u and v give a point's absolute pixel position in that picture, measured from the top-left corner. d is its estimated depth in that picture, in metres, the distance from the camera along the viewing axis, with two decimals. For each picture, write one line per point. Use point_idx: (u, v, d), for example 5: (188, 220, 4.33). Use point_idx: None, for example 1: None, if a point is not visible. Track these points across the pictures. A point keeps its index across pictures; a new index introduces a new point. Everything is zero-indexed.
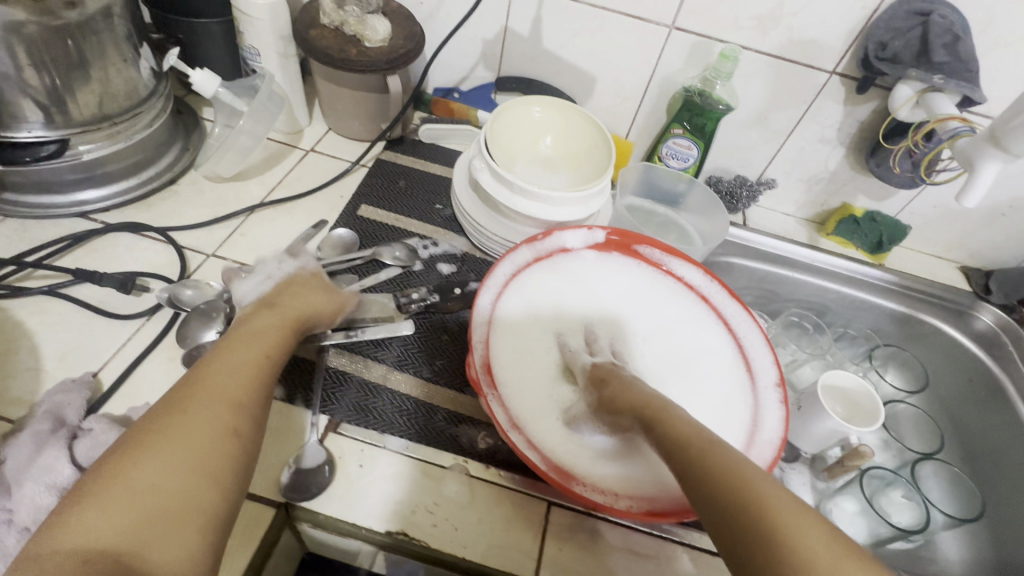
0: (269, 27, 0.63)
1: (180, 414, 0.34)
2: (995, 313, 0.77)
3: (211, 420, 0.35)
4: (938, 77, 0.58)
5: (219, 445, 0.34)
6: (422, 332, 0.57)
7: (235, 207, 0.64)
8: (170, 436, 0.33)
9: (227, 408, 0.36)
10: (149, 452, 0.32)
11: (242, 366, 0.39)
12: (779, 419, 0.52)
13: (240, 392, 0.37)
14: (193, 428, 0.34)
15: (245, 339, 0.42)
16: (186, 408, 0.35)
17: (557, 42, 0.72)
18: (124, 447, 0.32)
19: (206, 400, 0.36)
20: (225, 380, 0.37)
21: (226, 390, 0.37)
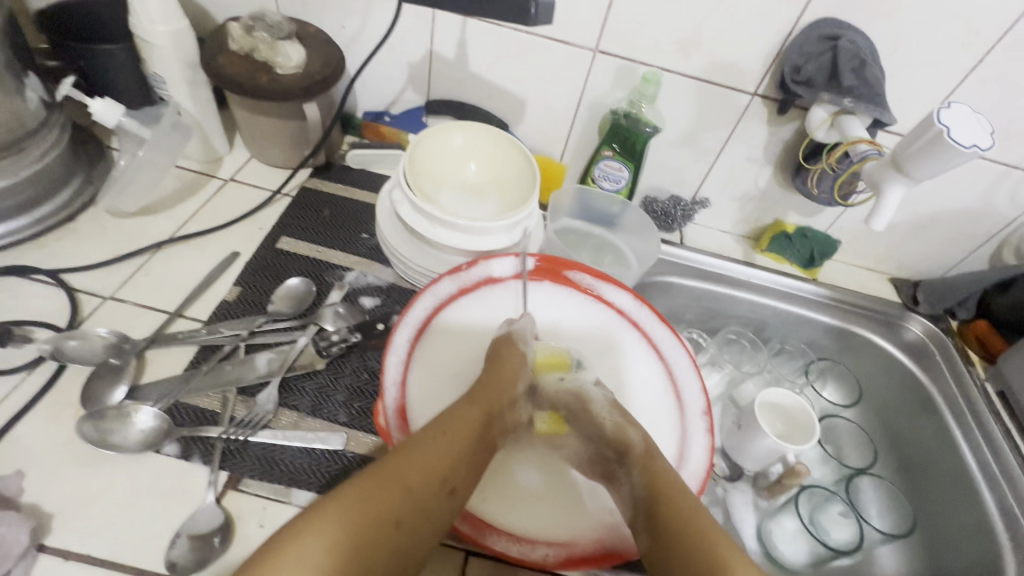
0: (173, 55, 0.59)
1: (356, 493, 0.37)
2: (923, 324, 0.78)
3: (366, 519, 0.36)
4: (848, 100, 0.59)
5: (374, 532, 0.36)
6: (343, 375, 0.53)
7: (141, 243, 0.60)
8: (336, 525, 0.35)
9: (399, 493, 0.38)
10: (331, 527, 0.35)
11: (432, 453, 0.41)
12: (704, 448, 0.52)
13: (407, 491, 0.38)
14: (351, 518, 0.36)
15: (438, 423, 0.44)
16: (356, 495, 0.37)
17: (484, 65, 0.71)
18: (304, 520, 0.35)
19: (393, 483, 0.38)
20: (400, 477, 0.39)
21: (390, 478, 0.38)
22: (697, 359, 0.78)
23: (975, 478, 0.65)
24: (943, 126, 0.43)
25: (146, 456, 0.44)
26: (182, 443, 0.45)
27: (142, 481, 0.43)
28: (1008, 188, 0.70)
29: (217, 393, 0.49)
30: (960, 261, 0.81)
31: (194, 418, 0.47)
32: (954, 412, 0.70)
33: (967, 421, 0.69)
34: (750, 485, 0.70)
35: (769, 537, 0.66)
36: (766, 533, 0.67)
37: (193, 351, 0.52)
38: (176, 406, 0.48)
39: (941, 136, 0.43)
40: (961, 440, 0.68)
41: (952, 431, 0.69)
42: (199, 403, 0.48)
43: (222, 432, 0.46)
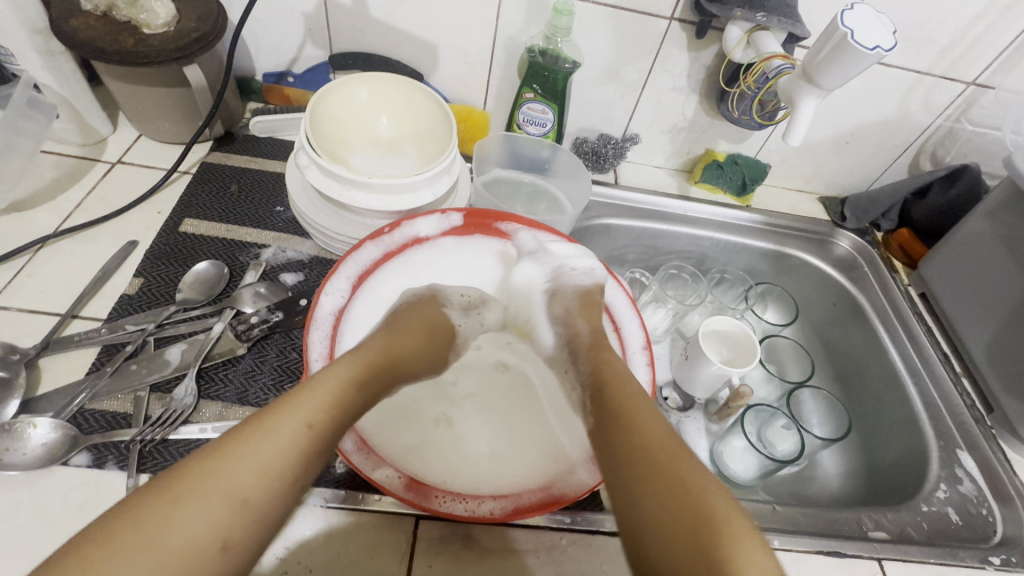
0: (15, 21, 0.51)
1: (156, 523, 0.27)
2: (851, 238, 0.81)
3: (198, 529, 0.28)
4: (761, 15, 0.56)
5: (183, 572, 0.27)
6: (271, 357, 0.50)
7: (19, 243, 0.54)
8: (127, 558, 0.26)
9: (217, 508, 0.28)
10: (127, 562, 0.26)
11: (268, 461, 0.31)
12: (646, 382, 0.52)
13: (252, 486, 0.30)
14: (168, 551, 0.27)
15: (270, 433, 0.32)
16: (184, 499, 0.28)
17: (386, 10, 0.65)
18: (104, 542, 0.27)
19: (197, 508, 0.28)
20: (232, 483, 0.29)
21: (190, 525, 0.28)
22: (642, 298, 0.78)
23: (904, 378, 0.69)
24: (846, 29, 0.41)
25: (54, 469, 0.41)
26: (94, 450, 0.42)
27: (51, 497, 0.40)
28: (921, 95, 0.71)
29: (128, 393, 0.45)
30: (881, 174, 0.83)
31: (105, 424, 0.44)
32: (882, 318, 0.74)
33: (893, 324, 0.73)
34: (701, 411, 0.74)
35: (721, 458, 0.69)
36: (718, 454, 0.69)
37: (96, 352, 0.48)
38: (82, 414, 0.44)
39: (845, 40, 0.42)
40: (888, 343, 0.72)
41: (881, 336, 0.73)
42: (108, 407, 0.44)
43: (137, 434, 0.43)
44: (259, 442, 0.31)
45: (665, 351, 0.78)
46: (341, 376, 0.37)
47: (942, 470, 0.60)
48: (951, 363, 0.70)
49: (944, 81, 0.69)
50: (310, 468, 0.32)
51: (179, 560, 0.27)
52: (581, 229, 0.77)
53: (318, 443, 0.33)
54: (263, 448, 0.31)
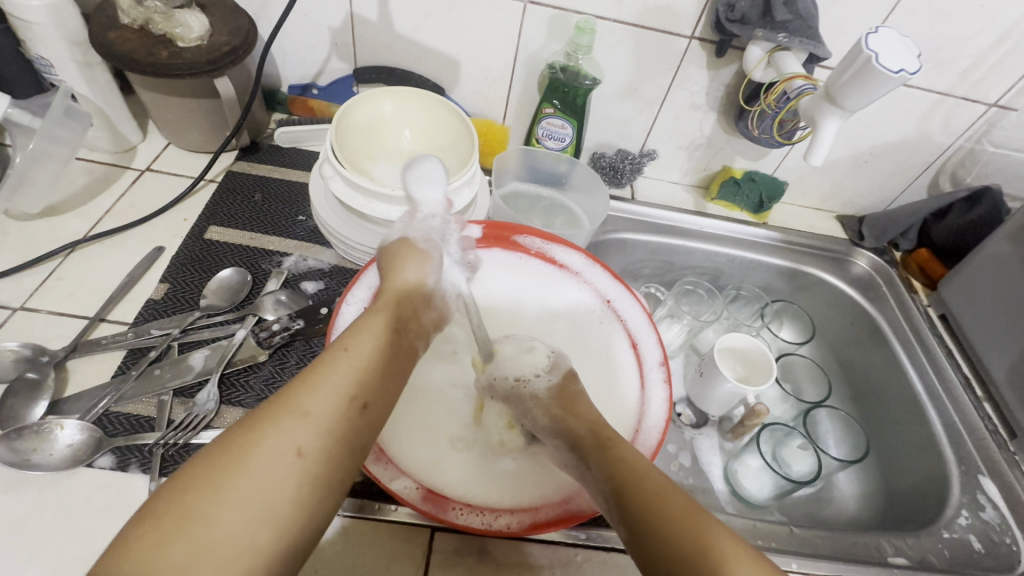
0: (56, 33, 0.53)
1: (243, 449, 0.28)
2: (870, 257, 0.80)
3: (284, 445, 0.29)
4: (782, 36, 0.57)
5: (278, 484, 0.28)
6: (290, 365, 0.51)
7: (51, 247, 0.55)
8: (224, 482, 0.27)
9: (296, 425, 0.29)
10: (225, 487, 0.27)
11: (333, 384, 0.32)
12: (663, 399, 0.52)
13: (321, 406, 0.31)
14: (260, 471, 0.28)
15: (329, 362, 0.33)
16: (263, 425, 0.29)
17: (411, 26, 0.67)
18: (201, 469, 0.28)
19: (279, 430, 0.29)
20: (304, 405, 0.30)
21: (277, 445, 0.29)
22: (657, 313, 0.78)
23: (924, 400, 0.68)
24: (870, 51, 0.42)
25: (78, 471, 0.42)
26: (117, 452, 0.43)
27: (75, 498, 0.41)
28: (942, 115, 0.71)
29: (151, 397, 0.46)
30: (900, 193, 0.82)
31: (128, 427, 0.44)
32: (900, 337, 0.73)
33: (912, 344, 0.72)
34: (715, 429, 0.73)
35: (736, 477, 0.68)
36: (733, 472, 0.69)
37: (121, 355, 0.49)
38: (107, 417, 0.44)
39: (869, 63, 0.42)
40: (908, 364, 0.71)
41: (900, 357, 0.72)
42: (132, 410, 0.45)
43: (160, 438, 0.43)
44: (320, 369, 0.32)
45: (679, 367, 0.77)
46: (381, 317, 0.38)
47: (963, 497, 0.59)
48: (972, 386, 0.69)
49: (966, 102, 0.69)
50: (367, 390, 0.33)
51: (268, 486, 0.28)
52: (598, 243, 0.77)
53: (370, 368, 0.34)
54: (321, 376, 0.32)
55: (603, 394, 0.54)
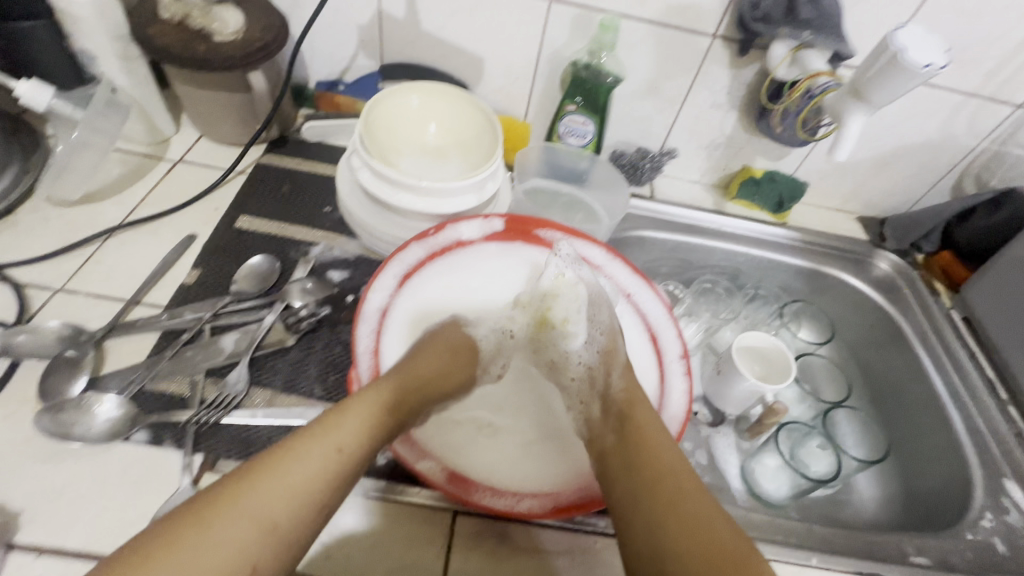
0: (99, 27, 0.55)
1: (194, 540, 0.30)
2: (891, 259, 0.80)
3: (233, 547, 0.30)
4: (807, 34, 0.57)
5: None
6: (316, 350, 0.52)
7: (89, 232, 0.57)
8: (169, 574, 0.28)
9: (249, 529, 0.31)
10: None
11: (299, 486, 0.33)
12: (683, 392, 0.52)
13: (280, 511, 0.32)
14: (200, 573, 0.29)
15: (300, 457, 0.34)
16: (219, 519, 0.30)
17: (437, 23, 0.68)
18: (152, 550, 0.29)
19: (231, 529, 0.30)
20: (264, 508, 0.32)
21: (228, 543, 0.30)
22: (674, 311, 0.78)
23: (945, 401, 0.67)
24: (898, 47, 0.42)
25: (116, 445, 0.43)
26: (152, 428, 0.44)
27: (111, 470, 0.42)
28: (967, 116, 0.71)
29: (184, 377, 0.47)
30: (923, 195, 0.82)
31: (163, 405, 0.46)
32: (922, 340, 0.72)
33: (935, 347, 0.71)
34: (732, 428, 0.73)
35: (754, 477, 0.68)
36: (750, 471, 0.69)
37: (155, 336, 0.50)
38: (143, 394, 0.46)
39: (897, 58, 0.42)
40: (929, 366, 0.70)
41: (921, 359, 0.71)
42: (166, 389, 0.47)
43: (193, 416, 0.45)
44: (291, 465, 0.33)
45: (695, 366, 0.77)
46: (367, 400, 0.39)
47: (987, 499, 0.58)
48: (995, 389, 0.68)
49: (991, 103, 0.69)
50: (329, 494, 0.34)
51: None
52: (616, 240, 0.77)
53: (339, 470, 0.35)
54: (285, 474, 0.33)
55: None
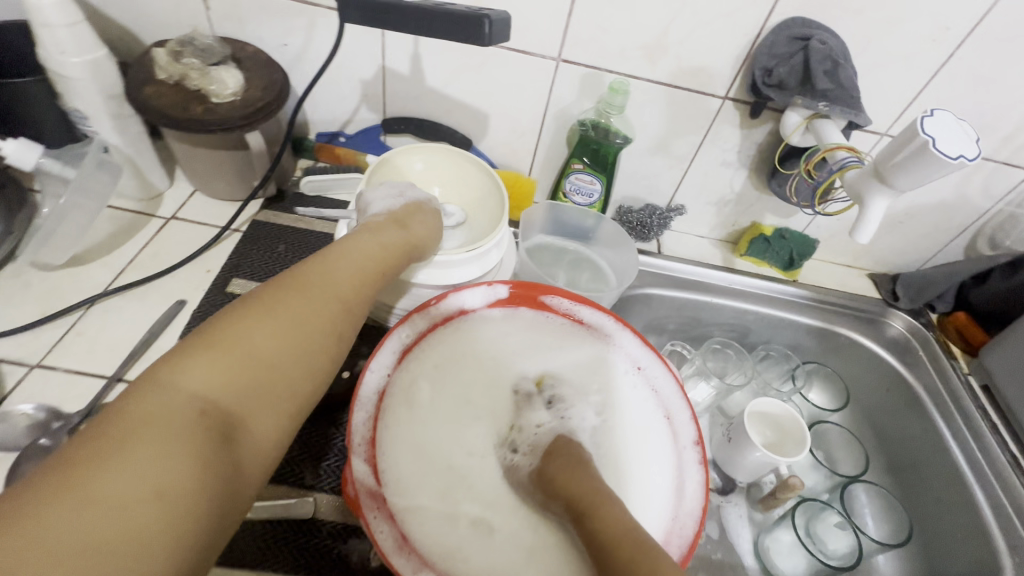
0: (92, 87, 0.54)
1: (231, 334, 0.33)
2: (905, 319, 0.78)
3: (267, 348, 0.34)
4: (823, 104, 0.56)
5: (265, 387, 0.33)
6: (309, 431, 0.50)
7: (73, 299, 0.54)
8: (218, 353, 0.32)
9: (283, 335, 0.35)
10: (213, 361, 0.32)
11: (321, 306, 0.38)
12: (699, 483, 0.48)
13: (306, 320, 0.37)
14: (242, 359, 0.33)
15: (310, 290, 0.38)
16: (249, 320, 0.34)
17: (441, 79, 0.66)
18: (191, 346, 0.32)
19: (266, 328, 0.35)
20: (280, 323, 0.35)
21: (265, 338, 0.34)
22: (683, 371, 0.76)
23: (969, 479, 0.64)
24: (927, 136, 0.40)
25: None
26: None
27: None
28: (981, 180, 0.69)
29: None
30: (935, 254, 0.80)
31: None
32: (941, 407, 0.70)
33: (950, 411, 0.69)
34: (743, 496, 0.70)
35: (767, 554, 0.65)
36: (764, 549, 0.65)
37: None
38: None
39: (925, 147, 0.40)
40: (950, 438, 0.67)
41: (940, 429, 0.68)
42: None
43: None
44: (305, 290, 0.38)
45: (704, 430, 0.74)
46: (360, 249, 0.44)
47: None
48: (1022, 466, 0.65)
49: (1007, 167, 0.67)
50: (345, 327, 0.40)
51: (243, 366, 0.33)
52: (623, 298, 0.75)
53: (350, 303, 0.40)
54: (302, 300, 0.37)
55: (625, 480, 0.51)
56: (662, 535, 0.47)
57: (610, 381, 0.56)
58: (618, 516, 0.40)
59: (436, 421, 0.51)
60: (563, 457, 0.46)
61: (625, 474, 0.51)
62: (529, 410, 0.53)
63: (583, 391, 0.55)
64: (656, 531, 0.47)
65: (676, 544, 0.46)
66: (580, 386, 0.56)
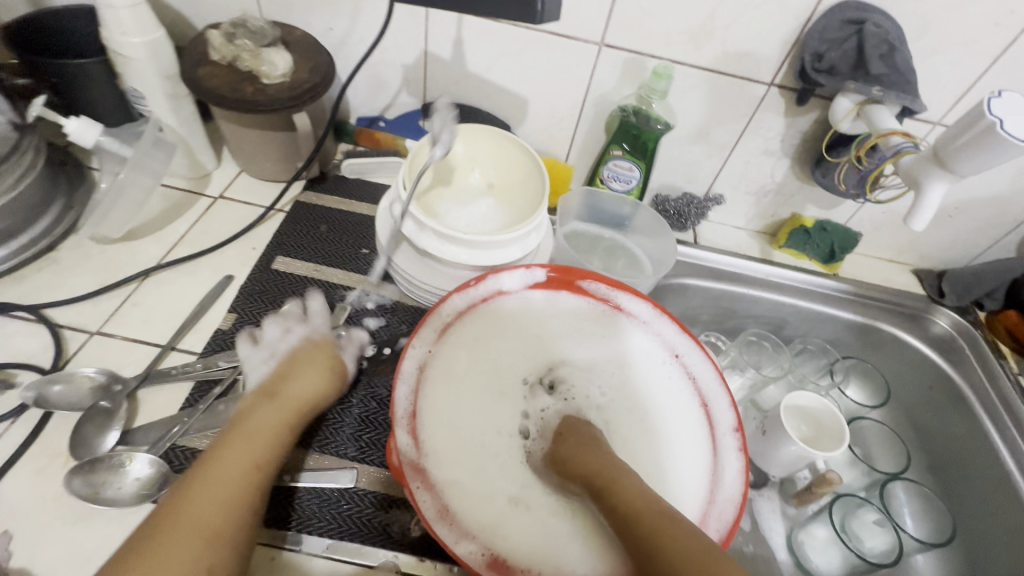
0: (150, 67, 0.55)
1: (181, 514, 0.35)
2: (951, 316, 0.75)
3: (218, 484, 0.37)
4: (877, 89, 0.54)
5: (227, 522, 0.36)
6: (352, 403, 0.51)
7: (128, 271, 0.57)
8: (160, 540, 0.34)
9: (231, 500, 0.37)
10: (154, 555, 0.33)
11: (255, 446, 0.40)
12: (738, 469, 0.48)
13: (260, 461, 0.40)
14: (203, 518, 0.36)
15: (259, 414, 0.42)
16: (190, 496, 0.36)
17: (482, 64, 0.67)
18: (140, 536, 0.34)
19: (205, 498, 0.36)
20: (227, 462, 0.38)
21: (208, 501, 0.36)
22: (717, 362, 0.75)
23: (1016, 480, 0.62)
24: (993, 117, 0.39)
25: (143, 507, 0.41)
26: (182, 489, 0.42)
27: None
28: None
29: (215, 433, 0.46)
30: (985, 250, 0.77)
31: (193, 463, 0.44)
32: (987, 407, 0.68)
33: (999, 412, 0.66)
34: (777, 491, 0.69)
35: (801, 548, 0.64)
36: (798, 542, 0.64)
37: (189, 387, 0.49)
38: (173, 450, 0.44)
39: (991, 129, 0.39)
40: (997, 438, 0.65)
41: (986, 429, 0.66)
42: (197, 445, 0.45)
43: None
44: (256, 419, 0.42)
45: None
46: (307, 373, 0.47)
47: None
48: None
49: None
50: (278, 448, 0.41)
51: (200, 533, 0.35)
52: (658, 287, 0.75)
53: (280, 428, 0.42)
54: (240, 439, 0.40)
55: (659, 469, 0.50)
56: (698, 517, 0.47)
57: (627, 371, 0.56)
58: (637, 488, 0.41)
59: (463, 397, 0.50)
60: (574, 438, 0.48)
61: (653, 461, 0.51)
62: (536, 396, 0.54)
63: (591, 375, 0.56)
64: (693, 514, 0.47)
65: (713, 528, 0.46)
66: (591, 370, 0.56)
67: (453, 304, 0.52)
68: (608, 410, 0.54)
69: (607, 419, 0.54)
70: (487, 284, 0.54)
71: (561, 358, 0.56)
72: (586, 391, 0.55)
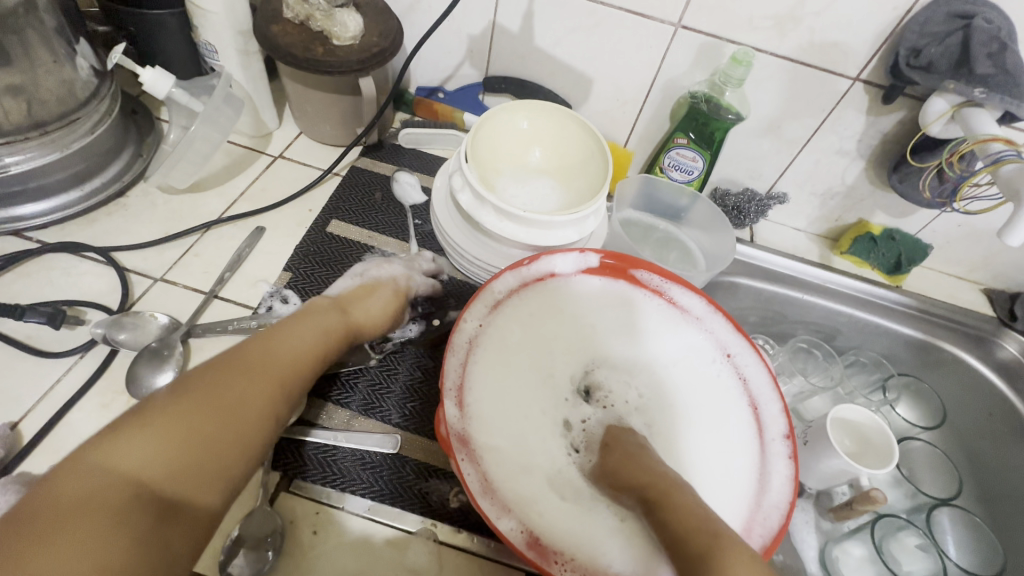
0: (226, 22, 0.56)
1: (239, 377, 0.38)
2: (1021, 342, 0.70)
3: (277, 357, 0.41)
4: (980, 91, 0.51)
5: (275, 393, 0.39)
6: (396, 372, 0.52)
7: (191, 223, 0.58)
8: (220, 387, 0.37)
9: (285, 370, 0.41)
10: (210, 402, 0.36)
11: (312, 337, 0.44)
12: (786, 478, 0.46)
13: (313, 351, 0.44)
14: (257, 382, 0.39)
15: (312, 317, 0.46)
16: (252, 365, 0.39)
17: (550, 39, 0.65)
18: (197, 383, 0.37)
19: (267, 368, 0.40)
20: (285, 345, 0.42)
21: (271, 368, 0.40)
22: None
23: None
24: None
25: None
26: None
27: None
28: None
29: None
30: None
31: None
32: None
33: None
34: (811, 503, 0.66)
35: (835, 564, 0.61)
36: (831, 558, 0.62)
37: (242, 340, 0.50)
38: None
39: None
40: None
41: None
42: None
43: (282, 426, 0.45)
44: (310, 319, 0.46)
45: None
46: (357, 292, 0.51)
47: None
48: None
49: None
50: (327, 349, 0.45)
51: (254, 397, 0.38)
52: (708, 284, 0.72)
53: (331, 331, 0.46)
54: (298, 331, 0.44)
55: (700, 470, 0.50)
56: (741, 525, 0.45)
57: (673, 370, 0.55)
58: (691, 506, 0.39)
59: (506, 385, 0.50)
60: (620, 449, 0.48)
61: (693, 462, 0.51)
62: (578, 403, 0.54)
63: (631, 378, 0.56)
64: (735, 520, 0.46)
65: (758, 534, 0.45)
66: (633, 371, 0.56)
67: (505, 281, 0.50)
68: (651, 413, 0.55)
69: (647, 423, 0.54)
70: (540, 264, 0.52)
71: (607, 355, 0.56)
72: (631, 395, 0.55)
